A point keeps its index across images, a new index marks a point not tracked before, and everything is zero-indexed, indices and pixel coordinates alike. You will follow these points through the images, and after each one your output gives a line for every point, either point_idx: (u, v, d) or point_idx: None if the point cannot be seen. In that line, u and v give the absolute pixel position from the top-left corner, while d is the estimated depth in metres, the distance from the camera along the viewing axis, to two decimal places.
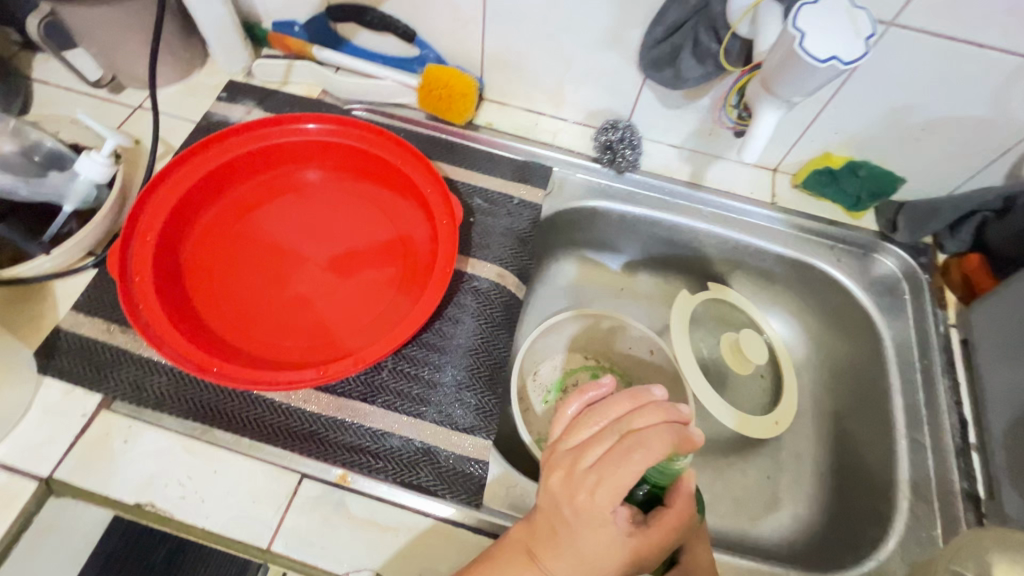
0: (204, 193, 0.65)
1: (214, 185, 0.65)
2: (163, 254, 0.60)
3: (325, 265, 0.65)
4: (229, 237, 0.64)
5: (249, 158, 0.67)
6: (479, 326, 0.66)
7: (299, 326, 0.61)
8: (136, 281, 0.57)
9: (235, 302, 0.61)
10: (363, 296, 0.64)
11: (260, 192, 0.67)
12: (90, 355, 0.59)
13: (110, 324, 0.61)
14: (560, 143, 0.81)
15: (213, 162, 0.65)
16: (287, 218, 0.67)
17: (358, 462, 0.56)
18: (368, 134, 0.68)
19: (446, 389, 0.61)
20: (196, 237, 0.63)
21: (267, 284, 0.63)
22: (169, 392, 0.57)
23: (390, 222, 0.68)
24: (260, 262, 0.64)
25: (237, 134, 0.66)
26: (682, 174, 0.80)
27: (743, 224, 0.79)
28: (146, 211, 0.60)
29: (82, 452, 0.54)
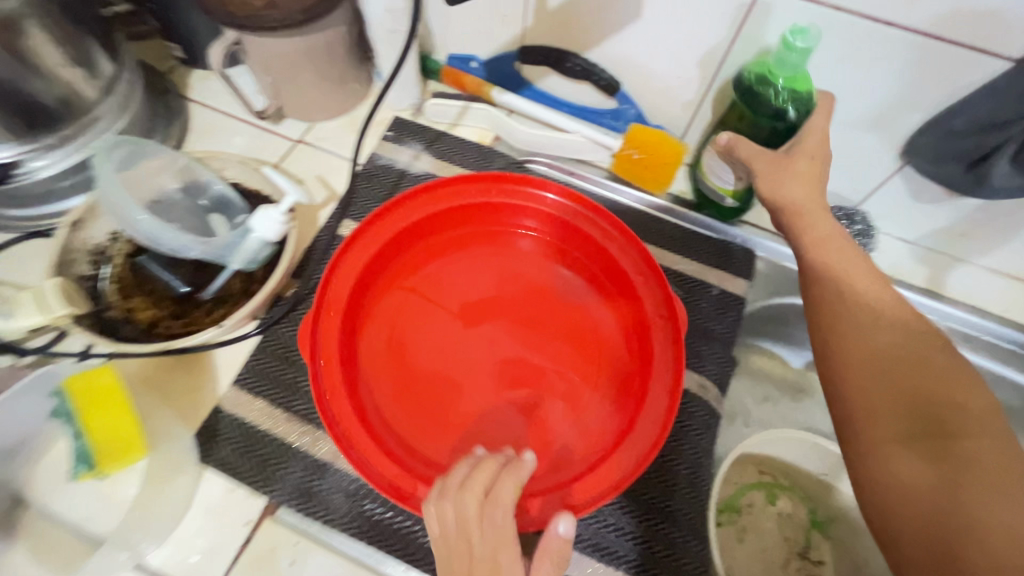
0: (388, 257, 0.57)
1: (399, 249, 0.57)
2: (347, 335, 0.53)
3: (515, 358, 0.55)
4: (410, 312, 0.56)
5: (441, 220, 0.58)
6: (676, 448, 0.57)
7: (486, 434, 0.52)
8: (323, 365, 0.50)
9: (417, 395, 0.53)
10: (558, 405, 0.54)
11: (446, 259, 0.59)
12: (252, 446, 0.51)
13: (274, 408, 0.53)
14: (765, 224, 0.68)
15: (411, 222, 0.56)
16: (474, 294, 0.58)
17: None
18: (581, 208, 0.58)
19: (642, 531, 0.53)
20: (376, 309, 0.56)
21: (452, 375, 0.54)
22: (339, 504, 0.50)
23: (589, 313, 0.57)
24: (443, 345, 0.55)
25: (434, 192, 0.57)
26: (917, 278, 0.66)
27: (988, 348, 0.64)
28: (334, 280, 0.53)
29: (246, 571, 0.47)
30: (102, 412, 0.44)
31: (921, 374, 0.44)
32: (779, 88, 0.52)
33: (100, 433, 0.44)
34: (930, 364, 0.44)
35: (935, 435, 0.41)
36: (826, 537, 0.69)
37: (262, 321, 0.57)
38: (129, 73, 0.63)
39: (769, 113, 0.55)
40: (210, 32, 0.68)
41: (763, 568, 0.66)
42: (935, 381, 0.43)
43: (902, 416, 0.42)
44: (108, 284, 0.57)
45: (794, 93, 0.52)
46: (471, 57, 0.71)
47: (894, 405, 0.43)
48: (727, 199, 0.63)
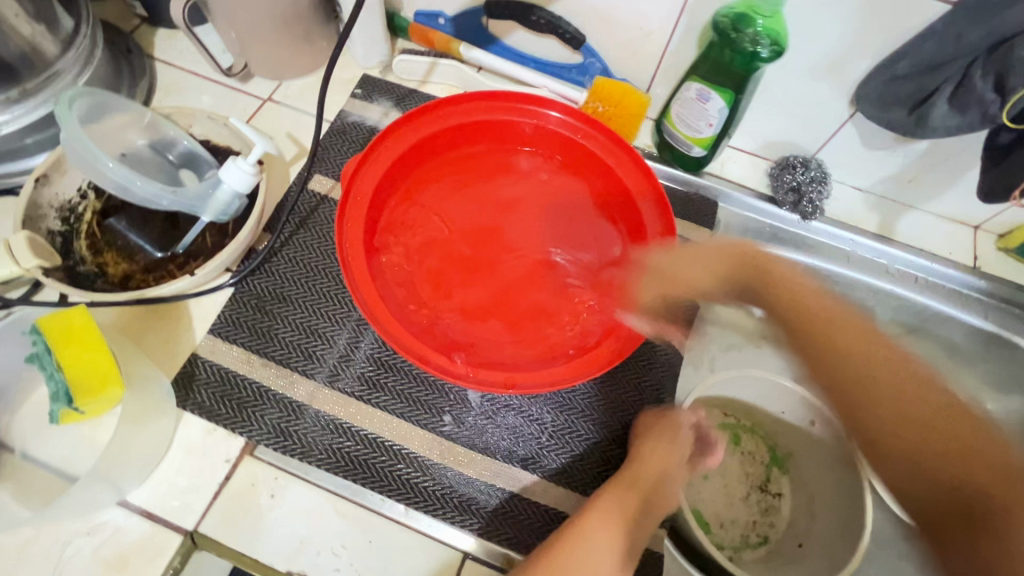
0: (415, 160, 0.62)
1: (426, 154, 0.62)
2: (376, 200, 0.58)
3: (520, 260, 0.61)
4: (431, 214, 0.62)
5: (467, 130, 0.62)
6: (641, 385, 0.59)
7: (495, 321, 0.58)
8: (349, 219, 0.55)
9: (422, 279, 0.59)
10: (551, 295, 0.60)
11: (464, 172, 0.64)
12: (229, 391, 0.53)
13: (251, 355, 0.55)
14: (727, 176, 0.71)
15: (454, 121, 0.61)
16: (490, 203, 0.64)
17: (520, 543, 0.51)
18: (590, 128, 0.61)
19: (607, 459, 0.55)
20: (400, 207, 0.61)
21: (452, 272, 0.60)
22: (315, 441, 0.52)
23: (586, 227, 0.63)
24: (450, 238, 0.61)
25: (458, 103, 0.61)
26: (868, 224, 0.70)
27: (934, 288, 0.68)
28: (383, 146, 0.59)
29: (227, 506, 0.49)
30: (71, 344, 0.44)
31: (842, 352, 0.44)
32: (758, 28, 0.55)
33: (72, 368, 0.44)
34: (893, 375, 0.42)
35: (947, 426, 0.41)
36: (785, 471, 0.71)
37: (236, 273, 0.59)
38: (91, 29, 0.63)
39: (742, 54, 0.57)
40: None
41: (725, 501, 0.70)
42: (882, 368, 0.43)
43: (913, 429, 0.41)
44: (80, 240, 0.58)
45: (771, 34, 0.55)
46: (438, 13, 0.71)
47: (862, 394, 0.42)
48: (693, 150, 0.66)
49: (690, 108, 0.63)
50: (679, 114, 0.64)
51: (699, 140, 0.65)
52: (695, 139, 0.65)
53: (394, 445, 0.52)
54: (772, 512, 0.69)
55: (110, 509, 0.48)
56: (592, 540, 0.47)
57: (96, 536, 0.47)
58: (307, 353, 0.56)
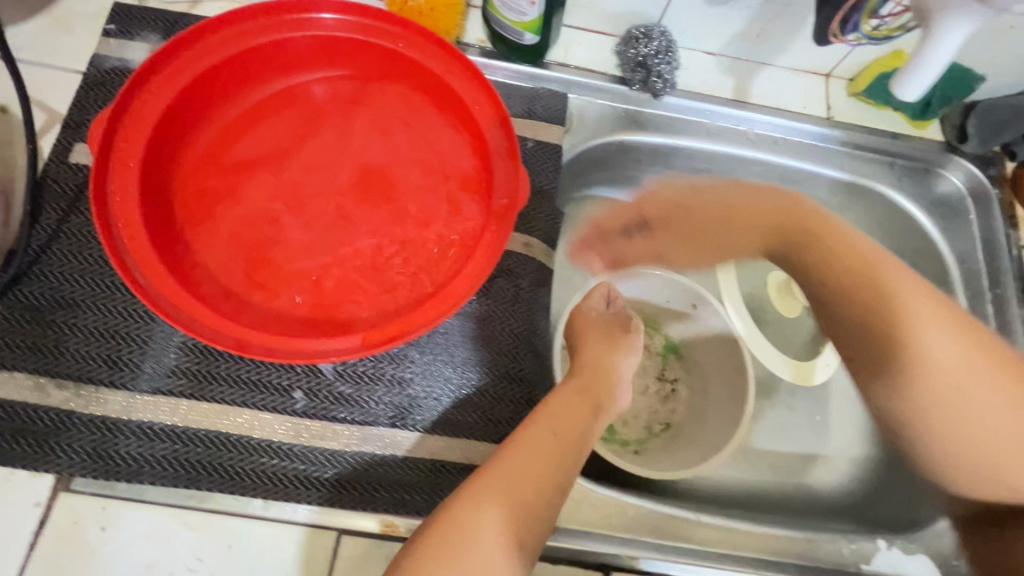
0: (197, 104, 0.51)
1: (211, 94, 0.51)
2: (155, 165, 0.48)
3: (358, 206, 0.52)
4: (236, 169, 0.51)
5: (255, 58, 0.52)
6: (510, 311, 0.55)
7: (338, 279, 0.50)
8: (116, 194, 0.45)
9: (237, 248, 0.50)
10: (396, 235, 0.52)
11: (270, 110, 0.53)
12: (21, 426, 0.44)
13: (38, 379, 0.46)
14: (575, 63, 0.64)
15: (228, 52, 0.50)
16: (309, 143, 0.53)
17: (401, 504, 0.47)
18: (396, 28, 0.52)
19: (483, 395, 0.52)
20: (198, 167, 0.51)
21: (271, 232, 0.51)
22: (142, 457, 0.45)
23: (423, 146, 0.54)
24: (262, 192, 0.51)
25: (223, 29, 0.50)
26: (725, 90, 0.65)
27: (792, 147, 0.67)
28: (143, 97, 0.48)
29: (49, 552, 0.42)
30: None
31: (841, 249, 0.47)
32: None
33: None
34: (867, 270, 0.45)
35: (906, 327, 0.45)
36: (681, 359, 0.72)
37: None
38: None
39: None
40: None
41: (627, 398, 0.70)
42: (848, 273, 0.46)
43: (857, 308, 0.45)
44: None
45: None
46: None
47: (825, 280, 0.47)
48: (527, 38, 0.58)
49: None
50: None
51: (529, 25, 0.57)
52: (523, 26, 0.57)
53: (240, 437, 0.47)
54: (672, 399, 0.71)
55: None
56: (532, 464, 0.43)
57: None
58: (112, 361, 0.47)
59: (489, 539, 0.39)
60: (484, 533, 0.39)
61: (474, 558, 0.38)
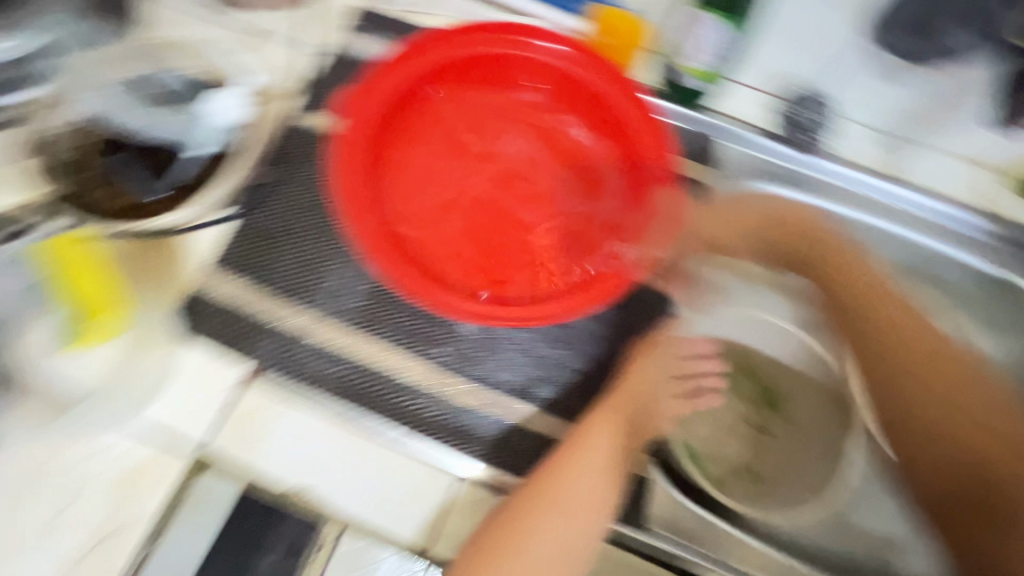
0: (415, 93, 0.60)
1: (424, 88, 0.60)
2: (375, 132, 0.57)
3: (518, 202, 0.61)
4: (433, 156, 0.61)
5: (470, 65, 0.60)
6: (636, 320, 0.60)
7: (490, 259, 0.58)
8: (345, 148, 0.55)
9: (416, 212, 0.59)
10: (545, 234, 0.60)
11: (469, 107, 0.62)
12: (230, 320, 0.54)
13: (249, 286, 0.56)
14: (735, 114, 0.66)
15: (456, 56, 0.58)
16: (494, 145, 0.62)
17: (513, 464, 0.53)
18: (594, 64, 0.58)
19: (598, 388, 0.57)
20: (401, 140, 0.60)
21: (444, 206, 0.60)
22: (315, 368, 0.54)
23: (586, 165, 0.61)
24: (445, 171, 0.61)
25: (455, 36, 0.57)
26: (882, 163, 0.66)
27: (944, 230, 0.66)
28: (384, 77, 0.57)
29: (232, 425, 0.51)
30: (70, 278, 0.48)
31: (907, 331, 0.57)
32: None
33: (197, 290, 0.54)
34: (923, 349, 0.56)
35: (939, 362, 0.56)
36: (785, 419, 0.70)
37: (233, 207, 0.58)
38: None
39: None
40: None
41: (720, 439, 0.69)
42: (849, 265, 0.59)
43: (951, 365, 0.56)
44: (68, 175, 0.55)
45: None
46: None
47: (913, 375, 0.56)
48: (698, 86, 0.65)
49: (698, 37, 0.63)
50: None
51: (704, 73, 0.64)
52: (698, 74, 0.64)
53: (392, 373, 0.54)
54: (765, 450, 0.70)
55: (118, 429, 0.50)
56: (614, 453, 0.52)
57: (103, 455, 0.49)
58: (304, 285, 0.56)
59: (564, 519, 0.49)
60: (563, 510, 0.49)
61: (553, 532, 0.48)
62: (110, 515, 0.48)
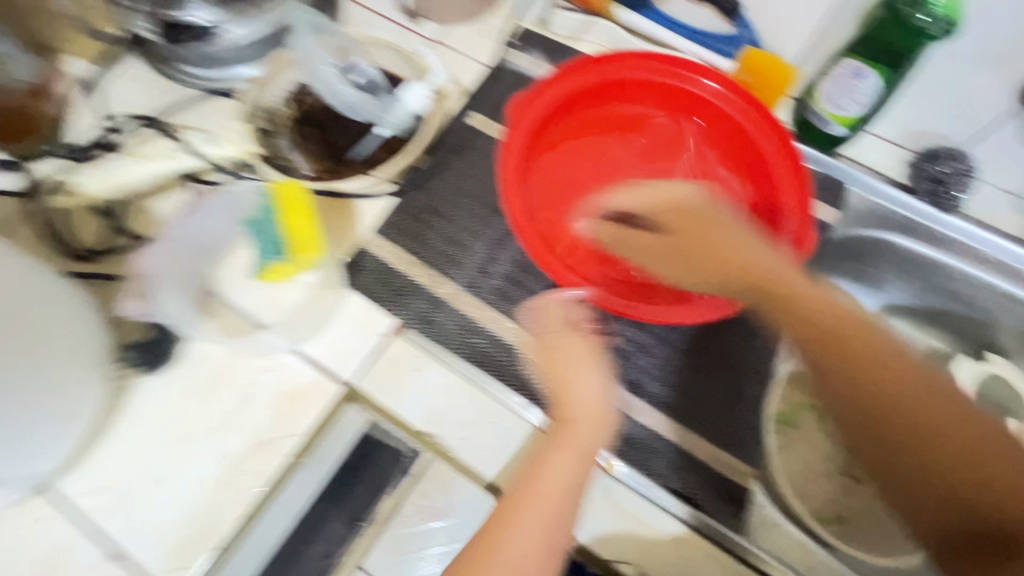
0: (574, 103, 0.65)
1: (582, 101, 0.66)
2: (536, 132, 0.63)
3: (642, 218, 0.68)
4: (579, 162, 0.68)
5: (627, 86, 0.65)
6: (748, 337, 0.63)
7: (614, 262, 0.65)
8: (512, 141, 0.61)
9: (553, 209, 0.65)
10: None
11: (615, 124, 0.68)
12: (388, 280, 0.62)
13: (406, 253, 0.63)
14: (863, 161, 0.71)
15: (618, 76, 0.64)
16: (632, 163, 0.69)
17: (622, 449, 0.57)
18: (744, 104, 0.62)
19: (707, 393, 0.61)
20: (550, 141, 0.66)
21: (577, 209, 0.67)
22: (453, 332, 0.60)
23: (712, 195, 0.67)
24: (582, 179, 0.68)
25: (623, 59, 0.63)
26: (1011, 228, 0.68)
27: None
28: (553, 85, 0.63)
29: (379, 370, 0.58)
30: (291, 214, 0.56)
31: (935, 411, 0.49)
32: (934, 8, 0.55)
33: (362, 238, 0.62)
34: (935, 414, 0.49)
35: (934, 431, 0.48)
36: None
37: (401, 184, 0.67)
38: None
39: (909, 34, 0.58)
40: None
41: (806, 474, 0.71)
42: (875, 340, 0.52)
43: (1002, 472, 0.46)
44: (278, 138, 0.67)
45: (947, 13, 0.55)
46: None
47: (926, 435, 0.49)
48: (836, 130, 0.68)
49: (840, 85, 0.64)
50: (825, 89, 0.66)
51: (847, 119, 0.66)
52: (836, 120, 0.67)
53: (521, 349, 0.59)
54: (852, 494, 0.70)
55: (288, 355, 0.57)
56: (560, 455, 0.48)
57: (275, 373, 0.57)
58: (452, 259, 0.63)
59: (531, 533, 0.45)
60: (530, 521, 0.45)
61: (510, 558, 0.44)
62: (271, 426, 0.55)
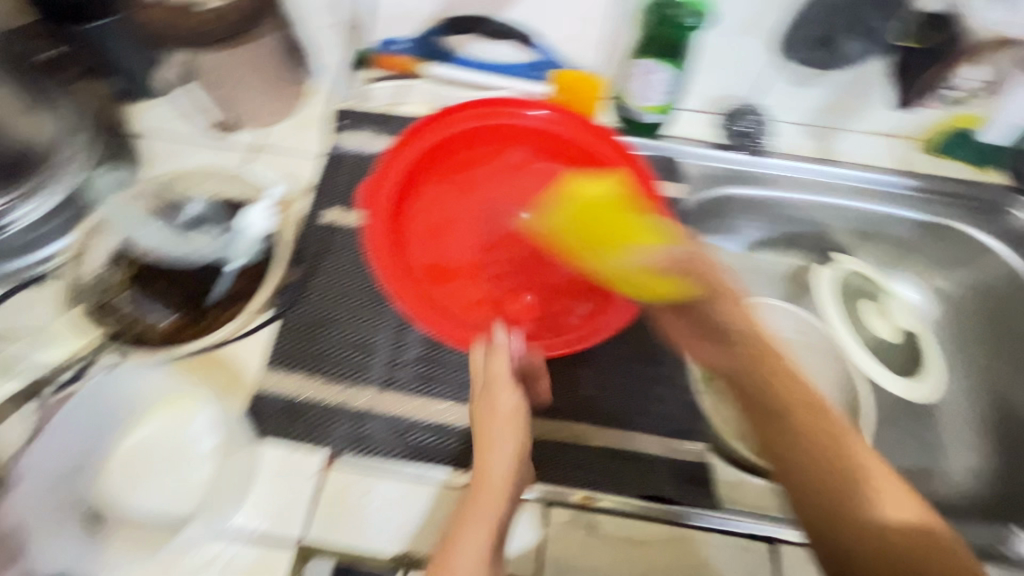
0: (420, 171, 0.68)
1: (425, 167, 0.68)
2: (394, 209, 0.65)
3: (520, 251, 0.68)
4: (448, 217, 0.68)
5: (461, 140, 0.69)
6: (653, 327, 0.67)
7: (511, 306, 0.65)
8: (375, 229, 0.62)
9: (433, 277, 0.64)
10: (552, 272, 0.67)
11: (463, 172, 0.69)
12: (298, 414, 0.57)
13: (312, 378, 0.59)
14: (684, 135, 0.80)
15: (449, 134, 0.68)
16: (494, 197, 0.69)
17: (592, 482, 0.56)
18: (566, 121, 0.69)
19: (644, 389, 0.63)
20: (408, 213, 0.66)
21: (454, 268, 0.66)
22: (385, 438, 0.57)
23: None
24: (447, 234, 0.67)
25: (450, 117, 0.68)
26: (811, 150, 0.79)
27: (878, 193, 0.78)
28: (394, 161, 0.66)
29: (326, 512, 0.53)
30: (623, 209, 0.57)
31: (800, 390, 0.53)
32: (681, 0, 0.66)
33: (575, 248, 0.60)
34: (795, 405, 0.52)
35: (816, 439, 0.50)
36: None
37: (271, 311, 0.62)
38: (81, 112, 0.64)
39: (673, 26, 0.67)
40: (149, 62, 0.70)
41: None
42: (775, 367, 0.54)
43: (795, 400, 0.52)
44: (118, 310, 0.60)
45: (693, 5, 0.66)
46: (396, 41, 0.78)
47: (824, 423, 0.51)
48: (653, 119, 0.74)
49: (641, 82, 0.71)
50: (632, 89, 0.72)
51: (657, 108, 0.73)
52: (649, 111, 0.73)
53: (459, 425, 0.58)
54: None
55: (219, 541, 0.51)
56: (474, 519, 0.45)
57: (214, 566, 0.50)
58: (357, 365, 0.60)
59: None
60: None
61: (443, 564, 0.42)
62: None
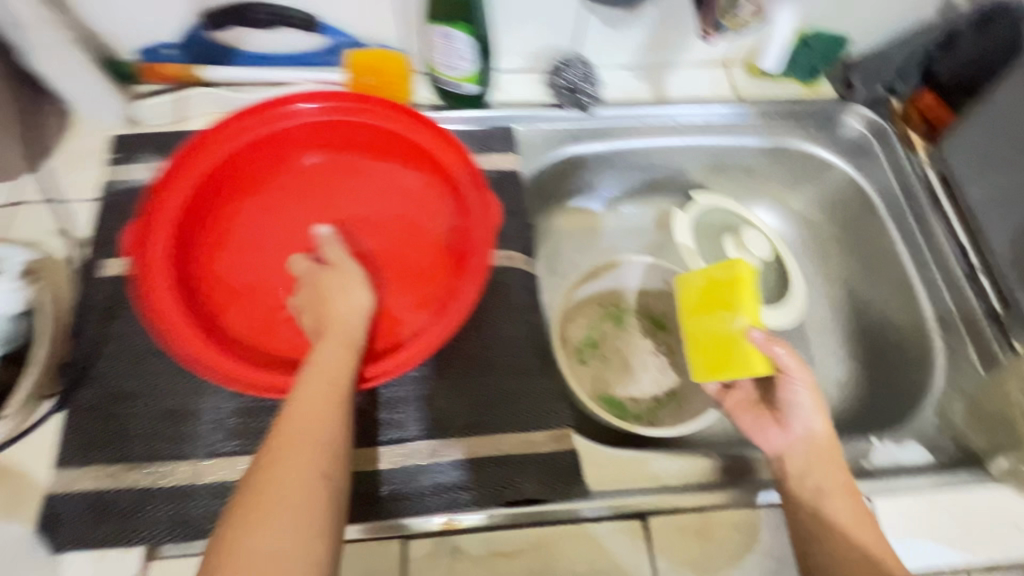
0: (202, 202, 0.58)
1: (207, 195, 0.58)
2: (178, 253, 0.55)
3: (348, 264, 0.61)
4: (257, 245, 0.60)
5: (245, 153, 0.59)
6: (508, 312, 0.61)
7: None
8: (153, 286, 0.52)
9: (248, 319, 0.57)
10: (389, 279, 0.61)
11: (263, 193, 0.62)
12: (103, 510, 0.49)
13: (113, 465, 0.51)
14: (512, 99, 0.74)
15: (224, 150, 0.58)
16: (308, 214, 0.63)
17: (454, 502, 0.52)
18: (359, 105, 0.60)
19: (504, 384, 0.57)
20: (203, 254, 0.58)
21: (274, 301, 0.58)
22: (214, 512, 0.50)
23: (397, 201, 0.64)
24: (258, 266, 0.59)
25: (222, 128, 0.58)
26: (644, 94, 0.76)
27: (718, 126, 0.76)
28: (161, 195, 0.55)
29: None
30: (739, 287, 0.60)
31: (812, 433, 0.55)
32: None
33: (691, 320, 0.65)
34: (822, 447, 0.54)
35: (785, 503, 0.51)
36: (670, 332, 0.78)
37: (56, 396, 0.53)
38: None
39: None
40: None
41: (628, 375, 0.75)
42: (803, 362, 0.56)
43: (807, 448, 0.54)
44: None
45: None
46: (160, 45, 0.67)
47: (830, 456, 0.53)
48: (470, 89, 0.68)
49: (443, 51, 0.64)
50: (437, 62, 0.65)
51: (471, 78, 0.67)
52: (463, 81, 0.67)
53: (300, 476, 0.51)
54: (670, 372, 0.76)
55: None
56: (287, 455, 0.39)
57: None
58: (172, 436, 0.52)
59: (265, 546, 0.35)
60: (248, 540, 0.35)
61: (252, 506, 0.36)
62: None
